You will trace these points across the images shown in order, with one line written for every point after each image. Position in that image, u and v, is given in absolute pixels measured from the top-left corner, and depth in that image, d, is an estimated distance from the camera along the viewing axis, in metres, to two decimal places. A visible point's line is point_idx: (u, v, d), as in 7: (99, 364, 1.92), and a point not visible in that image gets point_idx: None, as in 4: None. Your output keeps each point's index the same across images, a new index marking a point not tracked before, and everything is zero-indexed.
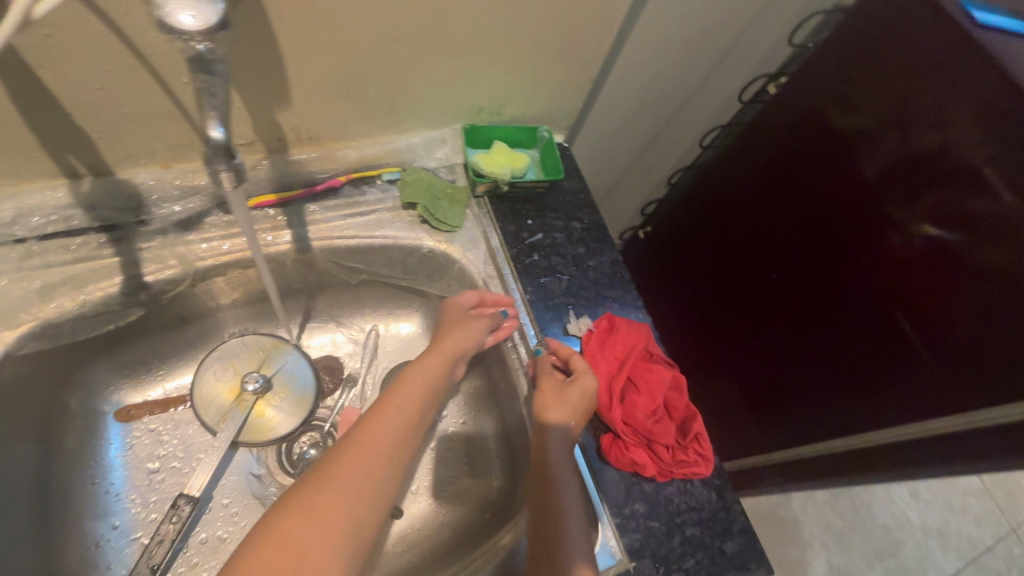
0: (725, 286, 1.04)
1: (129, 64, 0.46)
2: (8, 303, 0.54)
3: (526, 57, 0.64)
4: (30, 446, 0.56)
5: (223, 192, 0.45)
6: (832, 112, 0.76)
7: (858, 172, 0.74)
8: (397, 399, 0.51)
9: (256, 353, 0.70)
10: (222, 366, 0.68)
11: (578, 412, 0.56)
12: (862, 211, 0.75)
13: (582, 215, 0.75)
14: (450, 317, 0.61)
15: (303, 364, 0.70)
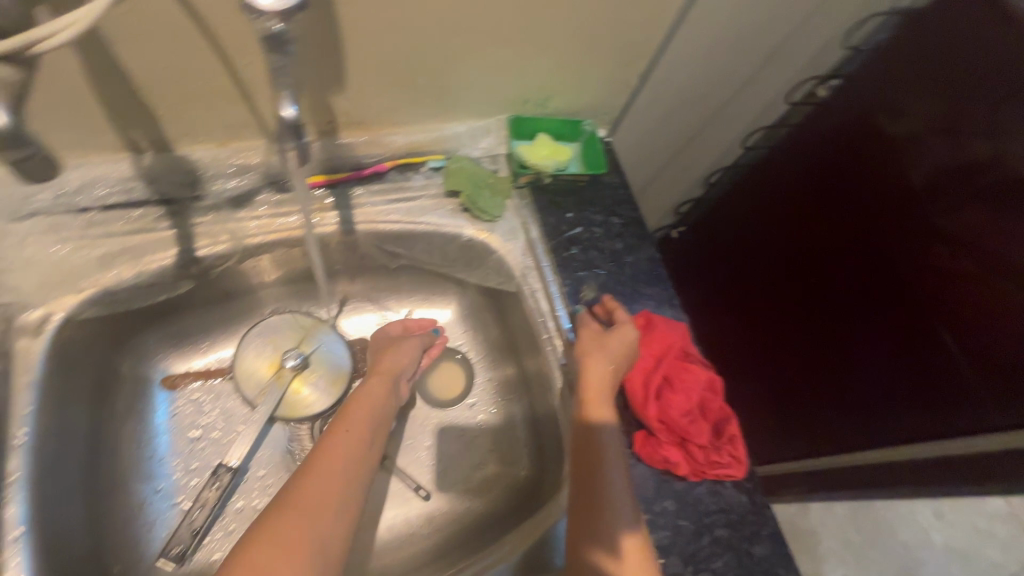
0: (756, 292, 1.02)
1: (199, 44, 0.48)
2: (70, 270, 0.56)
3: (578, 50, 0.64)
4: (85, 407, 0.58)
5: (289, 167, 0.48)
6: (881, 118, 0.74)
7: (904, 180, 0.72)
8: (348, 417, 0.55)
9: (295, 331, 0.71)
10: (262, 342, 0.69)
11: (617, 359, 0.61)
12: (906, 221, 0.72)
13: (621, 210, 0.74)
14: (381, 344, 0.68)
15: (339, 345, 0.71)
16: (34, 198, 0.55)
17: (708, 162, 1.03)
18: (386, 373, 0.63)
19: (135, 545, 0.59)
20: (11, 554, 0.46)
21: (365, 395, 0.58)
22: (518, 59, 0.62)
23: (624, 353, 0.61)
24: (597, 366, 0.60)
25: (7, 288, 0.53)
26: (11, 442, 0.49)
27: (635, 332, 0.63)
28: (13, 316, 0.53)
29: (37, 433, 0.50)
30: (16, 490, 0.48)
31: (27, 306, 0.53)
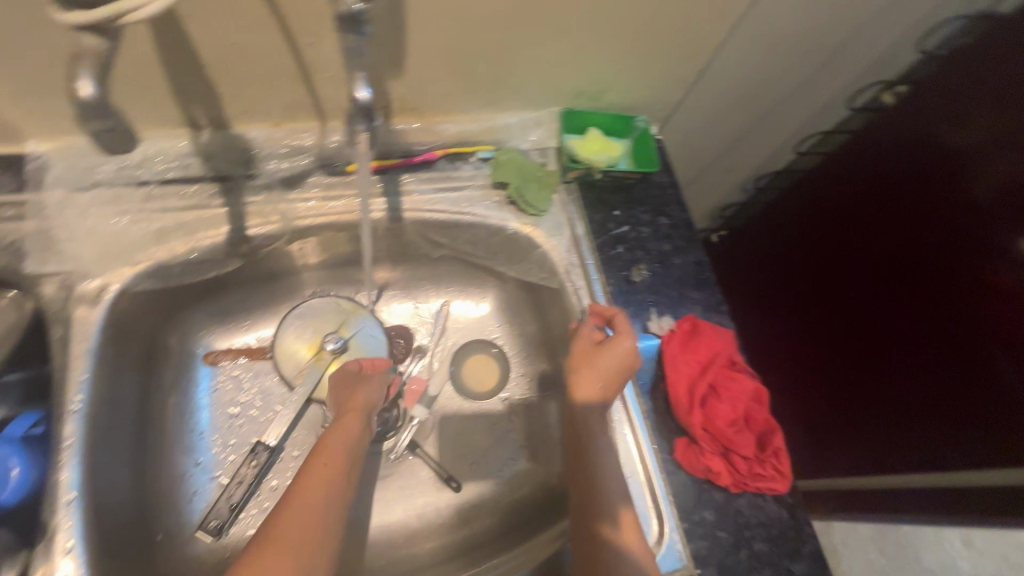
0: (797, 305, 0.98)
1: (267, 23, 0.48)
2: (128, 242, 0.56)
3: (639, 43, 0.63)
4: (135, 377, 0.59)
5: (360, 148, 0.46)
6: (944, 129, 0.69)
7: (968, 195, 0.68)
8: (322, 451, 0.52)
9: (335, 314, 0.71)
10: (302, 324, 0.69)
11: (606, 375, 0.59)
12: (970, 238, 0.68)
13: (670, 211, 0.73)
14: (344, 384, 0.62)
15: (377, 331, 0.71)
16: (97, 170, 0.56)
17: (756, 165, 1.00)
18: (360, 405, 0.59)
19: (175, 516, 0.60)
20: (63, 517, 0.47)
21: (336, 430, 0.55)
22: (579, 50, 0.61)
23: (616, 367, 0.59)
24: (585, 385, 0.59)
25: (69, 256, 0.54)
26: (67, 406, 0.50)
27: (629, 344, 0.59)
28: (73, 284, 0.54)
29: (91, 400, 0.51)
30: (71, 453, 0.49)
31: (86, 275, 0.55)
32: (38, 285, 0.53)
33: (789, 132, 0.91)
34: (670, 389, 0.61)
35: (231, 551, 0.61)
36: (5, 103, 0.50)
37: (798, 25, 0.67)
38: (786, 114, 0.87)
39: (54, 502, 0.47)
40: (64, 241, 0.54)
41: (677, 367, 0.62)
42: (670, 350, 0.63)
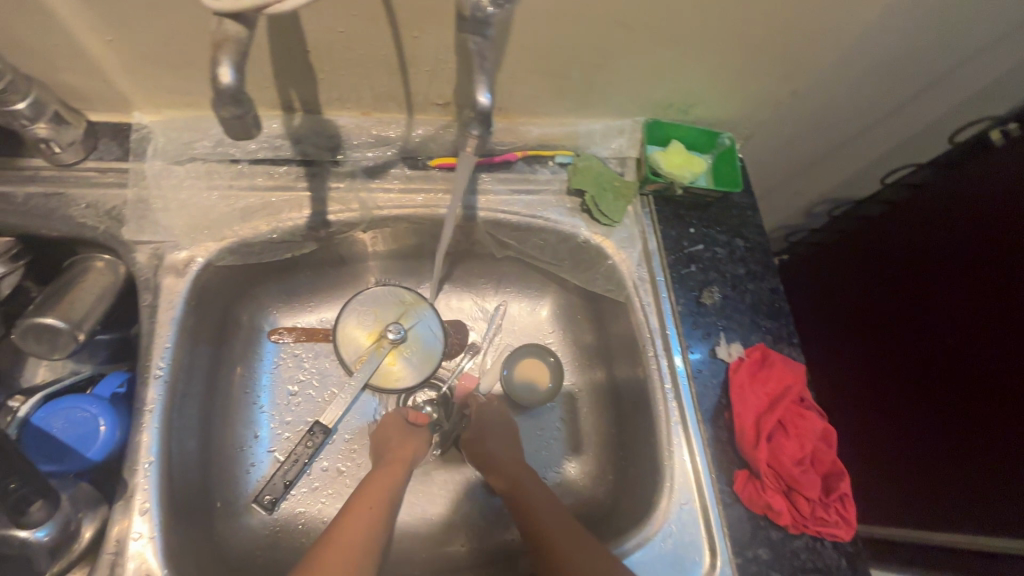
0: (857, 335, 0.94)
1: (376, 14, 0.48)
2: (216, 216, 0.58)
3: (740, 59, 0.60)
4: (210, 346, 0.61)
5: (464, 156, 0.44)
6: None
7: None
8: (361, 502, 0.56)
9: (397, 304, 0.71)
10: (364, 311, 0.70)
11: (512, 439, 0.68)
12: None
13: (747, 233, 0.70)
14: (392, 436, 0.65)
15: (436, 325, 0.71)
16: (194, 145, 0.58)
17: (833, 191, 0.96)
18: (403, 462, 0.62)
19: (232, 485, 0.62)
20: (141, 477, 0.48)
21: (377, 482, 0.58)
22: (677, 62, 0.59)
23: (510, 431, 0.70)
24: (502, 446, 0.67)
25: (162, 226, 0.56)
26: (150, 371, 0.52)
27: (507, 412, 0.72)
28: (163, 254, 0.56)
29: (172, 367, 0.53)
30: (152, 417, 0.50)
31: (176, 246, 0.56)
32: (131, 252, 0.55)
33: (876, 160, 0.87)
34: (735, 420, 0.60)
35: (282, 525, 0.62)
36: (120, 75, 0.52)
37: (910, 50, 0.64)
38: (876, 142, 0.82)
39: (134, 463, 0.49)
40: (158, 211, 0.56)
41: (745, 397, 0.60)
42: (738, 379, 0.61)
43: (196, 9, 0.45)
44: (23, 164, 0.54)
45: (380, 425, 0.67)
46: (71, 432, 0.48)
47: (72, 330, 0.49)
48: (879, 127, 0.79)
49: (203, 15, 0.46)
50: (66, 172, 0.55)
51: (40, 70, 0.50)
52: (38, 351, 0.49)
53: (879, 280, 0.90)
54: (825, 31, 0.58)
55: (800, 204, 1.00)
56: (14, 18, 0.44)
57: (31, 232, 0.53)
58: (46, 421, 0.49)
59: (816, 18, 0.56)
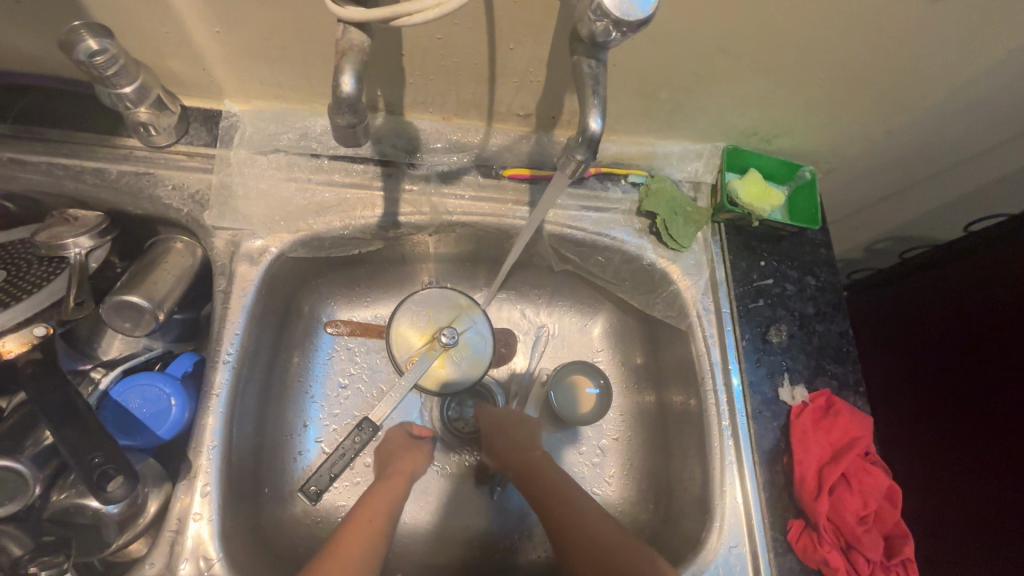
0: (904, 378, 0.86)
1: (478, 24, 0.47)
2: (294, 208, 0.59)
3: (838, 94, 0.58)
4: (274, 333, 0.61)
5: (557, 179, 0.44)
6: None
7: None
8: (362, 513, 0.56)
9: (450, 307, 0.69)
10: (418, 311, 0.68)
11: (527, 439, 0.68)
12: None
13: (819, 271, 0.67)
14: (395, 451, 0.65)
15: (486, 330, 0.69)
16: (279, 137, 0.59)
17: (909, 232, 0.91)
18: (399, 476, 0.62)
19: (281, 471, 0.62)
20: (204, 460, 0.50)
21: (377, 496, 0.59)
22: (770, 93, 0.57)
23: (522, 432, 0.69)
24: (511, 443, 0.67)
25: (241, 214, 0.57)
26: (219, 356, 0.53)
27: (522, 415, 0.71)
28: (239, 242, 0.57)
29: (239, 354, 0.54)
30: (218, 402, 0.51)
31: (252, 235, 0.57)
32: (209, 237, 0.56)
33: (961, 204, 0.82)
34: (795, 467, 0.57)
35: (323, 516, 0.63)
36: (220, 65, 0.53)
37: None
38: (963, 185, 0.78)
39: (198, 445, 0.50)
40: (238, 199, 0.57)
41: (809, 445, 0.58)
42: (801, 424, 0.59)
43: (306, 8, 0.46)
44: (119, 143, 0.56)
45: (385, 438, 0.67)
46: (146, 409, 0.50)
47: (154, 310, 0.50)
48: (968, 170, 0.75)
49: (311, 14, 0.46)
50: (157, 153, 0.56)
51: (147, 55, 0.51)
52: (123, 328, 0.51)
53: (941, 324, 0.80)
54: (934, 72, 0.55)
55: (869, 241, 0.96)
56: (136, 6, 0.45)
57: (120, 209, 0.55)
58: (124, 396, 0.50)
59: (928, 58, 0.53)
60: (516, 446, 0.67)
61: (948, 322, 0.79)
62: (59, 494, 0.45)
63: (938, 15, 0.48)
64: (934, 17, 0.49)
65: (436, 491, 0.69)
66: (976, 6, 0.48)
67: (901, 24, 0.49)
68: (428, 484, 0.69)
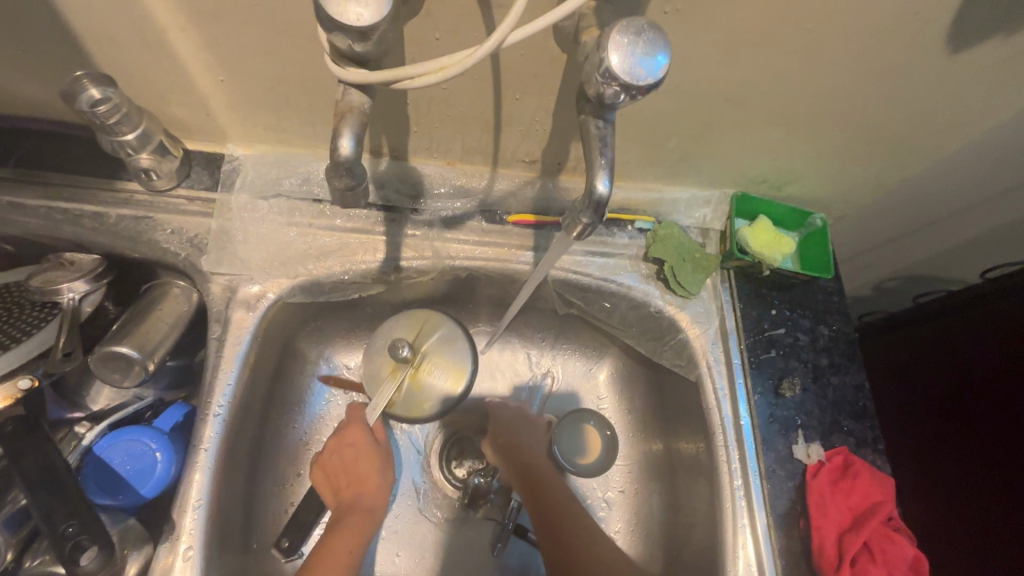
0: (915, 427, 0.82)
1: (484, 76, 0.47)
2: (294, 252, 0.58)
3: (851, 143, 0.57)
4: (269, 380, 0.59)
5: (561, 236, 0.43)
6: None
7: None
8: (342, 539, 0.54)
9: (414, 322, 0.61)
10: (381, 337, 0.61)
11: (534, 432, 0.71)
12: None
13: (832, 320, 0.65)
14: (356, 460, 0.60)
15: (460, 332, 0.61)
16: (282, 182, 0.58)
17: (922, 274, 0.89)
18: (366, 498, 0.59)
19: (271, 527, 0.59)
20: (188, 519, 0.47)
21: (359, 519, 0.56)
22: (781, 142, 0.57)
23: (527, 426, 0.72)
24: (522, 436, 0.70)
25: (239, 259, 0.56)
26: (210, 409, 0.51)
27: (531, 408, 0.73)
28: (236, 287, 0.55)
29: (231, 406, 0.52)
30: (206, 457, 0.49)
31: (250, 280, 0.56)
32: (207, 282, 0.55)
33: (976, 248, 0.80)
34: (813, 532, 0.54)
35: None
36: (224, 111, 0.53)
37: None
38: (978, 230, 0.76)
39: (183, 504, 0.47)
40: (237, 243, 0.56)
41: (827, 510, 0.55)
42: (818, 485, 0.56)
43: (310, 60, 0.45)
44: (119, 188, 0.55)
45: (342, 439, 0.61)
46: (129, 467, 0.48)
47: (143, 361, 0.49)
48: (981, 215, 0.74)
49: (316, 66, 0.46)
50: (158, 198, 0.56)
51: (151, 102, 0.51)
52: (113, 379, 0.50)
53: (948, 365, 0.78)
54: (949, 122, 0.54)
55: (883, 282, 0.93)
56: (142, 57, 0.45)
57: (117, 253, 0.55)
58: (107, 452, 0.48)
59: (943, 110, 0.52)
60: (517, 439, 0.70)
61: (955, 365, 0.77)
62: (30, 562, 0.42)
63: (953, 73, 0.47)
64: (950, 74, 0.48)
65: (434, 546, 0.66)
66: (993, 62, 0.47)
67: (916, 80, 0.48)
68: (427, 538, 0.67)
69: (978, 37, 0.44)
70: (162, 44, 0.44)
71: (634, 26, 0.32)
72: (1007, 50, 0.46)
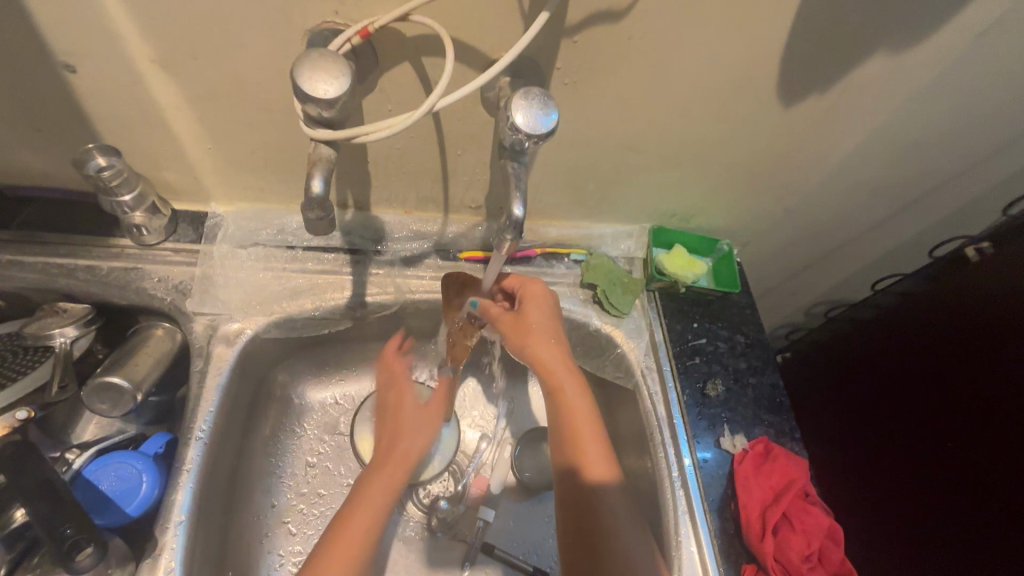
0: (832, 431, 0.93)
1: (430, 138, 0.58)
2: (270, 293, 0.65)
3: (735, 181, 0.70)
4: (244, 409, 0.64)
5: (497, 257, 0.53)
6: (993, 298, 0.70)
7: (995, 349, 0.69)
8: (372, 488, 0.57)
9: None
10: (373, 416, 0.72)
11: (551, 330, 0.63)
12: (989, 385, 0.69)
13: (746, 329, 0.75)
14: (405, 418, 0.66)
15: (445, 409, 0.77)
16: (259, 233, 0.67)
17: (830, 295, 1.02)
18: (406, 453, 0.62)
19: (245, 555, 0.62)
20: (170, 535, 0.51)
21: (386, 470, 0.60)
22: (678, 182, 0.69)
23: (547, 320, 0.63)
24: (543, 344, 0.61)
25: (220, 300, 0.63)
26: (193, 433, 0.56)
27: (544, 286, 0.65)
28: (217, 325, 0.62)
29: (211, 430, 0.57)
30: (188, 478, 0.53)
31: (230, 318, 0.63)
32: (189, 322, 0.62)
33: (867, 266, 0.94)
34: (741, 511, 0.61)
35: None
36: (209, 174, 0.62)
37: (886, 174, 0.73)
38: (864, 251, 0.90)
39: (165, 520, 0.51)
40: (218, 287, 0.63)
41: (751, 489, 0.62)
42: (743, 470, 0.63)
43: (285, 129, 0.55)
44: (111, 243, 0.62)
45: (398, 403, 0.67)
46: (117, 487, 0.52)
47: (133, 391, 0.55)
48: (862, 239, 0.87)
49: (290, 135, 0.56)
50: (146, 251, 0.63)
51: (145, 169, 0.60)
52: (101, 409, 0.55)
53: (855, 370, 0.91)
54: (808, 160, 0.68)
55: (802, 305, 1.06)
56: (141, 131, 0.55)
57: (106, 301, 0.61)
58: (95, 475, 0.53)
59: (800, 152, 0.66)
60: (529, 329, 0.62)
61: (859, 368, 0.90)
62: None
63: (795, 121, 0.61)
64: (793, 124, 0.61)
65: (405, 568, 0.70)
66: (823, 114, 0.61)
67: (770, 129, 0.62)
68: (400, 561, 0.70)
69: (804, 97, 0.58)
70: (160, 120, 0.54)
71: (531, 93, 0.43)
72: (830, 105, 0.60)
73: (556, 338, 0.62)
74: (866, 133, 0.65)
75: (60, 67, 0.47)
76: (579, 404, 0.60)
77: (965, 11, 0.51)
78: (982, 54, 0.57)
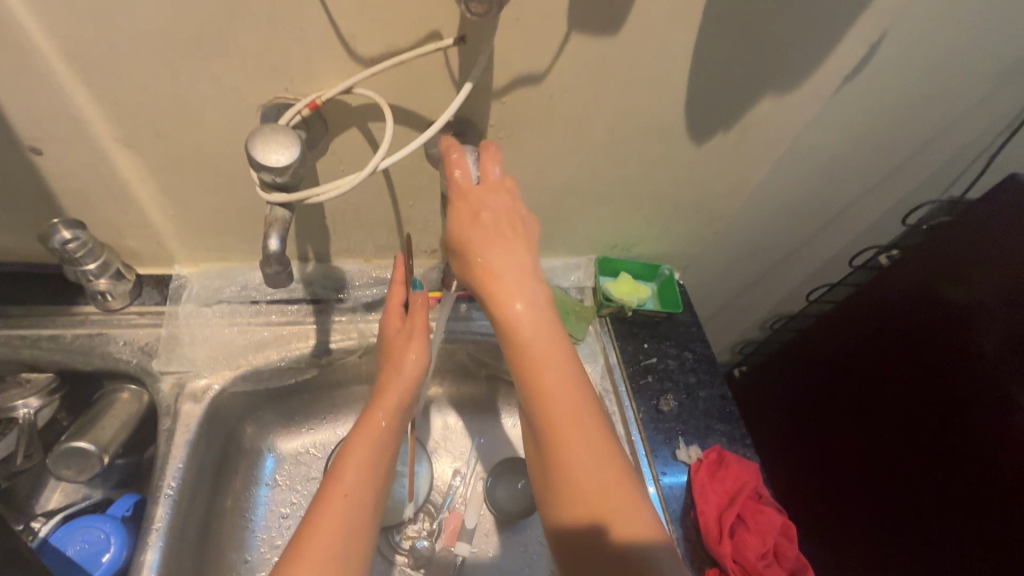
0: (793, 436, 1.01)
1: (381, 192, 0.63)
2: (236, 347, 0.68)
3: (665, 212, 0.77)
4: (214, 463, 0.65)
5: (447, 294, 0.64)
6: (892, 298, 0.82)
7: (898, 342, 0.80)
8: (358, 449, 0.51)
9: None
10: None
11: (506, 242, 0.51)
12: (897, 371, 0.80)
13: (694, 346, 0.81)
14: (391, 342, 0.59)
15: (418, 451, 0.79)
16: (222, 290, 0.70)
17: (772, 308, 1.10)
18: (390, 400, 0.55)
19: None
20: None
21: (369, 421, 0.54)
22: (615, 215, 0.76)
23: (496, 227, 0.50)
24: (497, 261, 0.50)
25: (186, 357, 0.65)
26: (162, 491, 0.57)
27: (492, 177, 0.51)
28: (184, 382, 0.64)
29: (181, 486, 0.58)
30: (157, 537, 0.54)
31: (197, 374, 0.65)
32: (156, 382, 0.63)
33: (801, 279, 1.01)
34: (700, 517, 0.65)
35: None
36: (172, 239, 0.65)
37: (799, 196, 0.81)
38: (795, 266, 0.98)
39: None
40: (185, 345, 0.65)
41: (707, 495, 0.66)
42: (699, 478, 0.67)
43: (244, 193, 0.60)
44: (74, 311, 0.64)
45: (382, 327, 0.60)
46: (84, 551, 0.53)
47: (100, 452, 0.57)
48: (791, 255, 0.96)
49: (249, 197, 0.60)
50: (110, 316, 0.65)
51: (110, 238, 0.63)
52: (68, 475, 0.57)
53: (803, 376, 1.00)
54: (727, 189, 0.75)
55: (749, 321, 1.13)
56: (105, 203, 0.58)
57: (70, 368, 0.62)
58: (64, 541, 0.54)
59: (719, 181, 0.74)
60: (478, 240, 0.50)
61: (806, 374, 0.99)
62: None
63: (708, 157, 0.69)
64: (706, 159, 0.69)
65: None
66: (731, 149, 0.69)
67: (687, 165, 0.69)
68: None
69: (711, 135, 0.66)
70: (123, 192, 0.57)
71: None
72: (736, 140, 0.67)
73: (509, 255, 0.50)
74: (772, 162, 0.73)
75: (27, 151, 0.51)
76: (547, 344, 0.49)
77: (833, 59, 0.60)
78: (856, 90, 0.66)
